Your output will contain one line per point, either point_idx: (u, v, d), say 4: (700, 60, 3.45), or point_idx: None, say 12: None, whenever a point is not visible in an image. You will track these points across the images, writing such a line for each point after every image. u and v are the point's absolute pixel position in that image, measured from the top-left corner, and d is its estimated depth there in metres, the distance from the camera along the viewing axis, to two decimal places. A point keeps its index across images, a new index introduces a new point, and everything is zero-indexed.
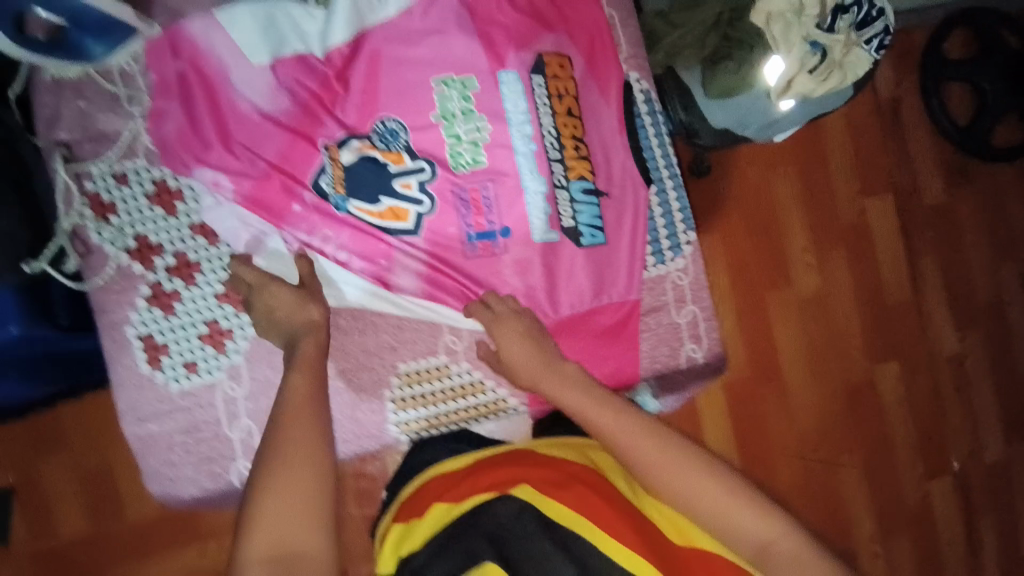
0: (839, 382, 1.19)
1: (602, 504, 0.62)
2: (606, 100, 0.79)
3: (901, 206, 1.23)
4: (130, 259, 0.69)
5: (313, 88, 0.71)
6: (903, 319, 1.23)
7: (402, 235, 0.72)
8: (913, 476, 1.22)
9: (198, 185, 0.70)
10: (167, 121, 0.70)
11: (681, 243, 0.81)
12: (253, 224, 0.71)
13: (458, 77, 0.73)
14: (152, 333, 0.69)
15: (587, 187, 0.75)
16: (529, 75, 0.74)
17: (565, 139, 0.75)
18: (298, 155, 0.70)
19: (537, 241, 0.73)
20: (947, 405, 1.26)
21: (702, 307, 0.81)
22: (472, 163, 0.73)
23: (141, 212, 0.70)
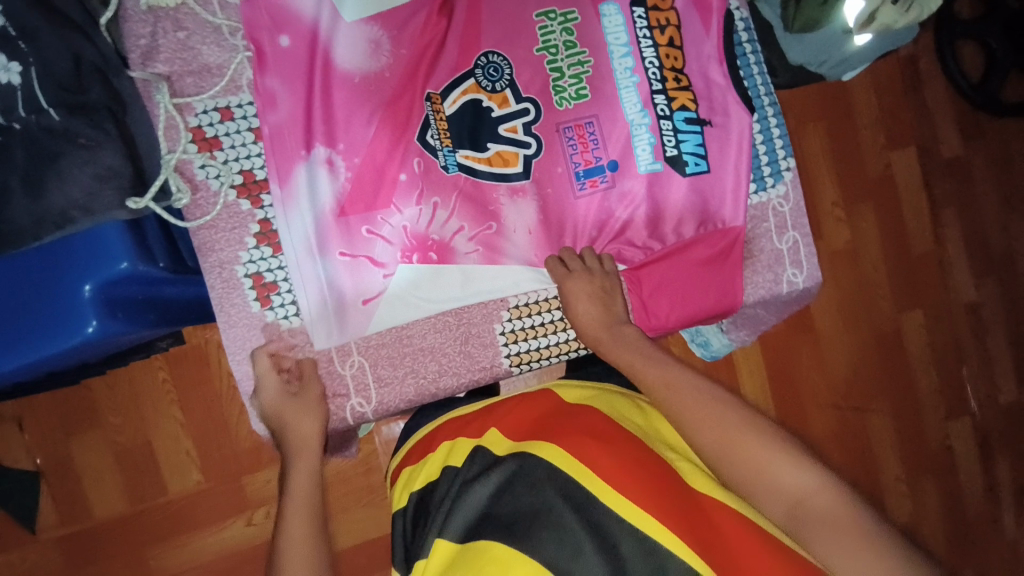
0: (867, 327, 1.48)
1: (593, 445, 0.61)
2: (706, 30, 0.77)
3: (922, 163, 1.50)
4: (237, 195, 0.69)
5: (418, 31, 0.71)
6: (925, 267, 1.52)
7: (513, 179, 0.72)
8: (932, 402, 1.54)
9: (307, 162, 0.69)
10: (269, 95, 0.68)
11: (782, 170, 0.80)
12: (363, 199, 0.70)
13: (559, 11, 0.74)
14: (261, 271, 0.69)
15: (689, 117, 0.76)
16: (630, 7, 0.75)
17: (666, 71, 0.76)
18: (403, 112, 0.70)
19: (642, 172, 0.75)
20: (962, 339, 1.56)
21: (803, 234, 0.80)
22: (577, 97, 0.74)
23: (244, 148, 0.70)
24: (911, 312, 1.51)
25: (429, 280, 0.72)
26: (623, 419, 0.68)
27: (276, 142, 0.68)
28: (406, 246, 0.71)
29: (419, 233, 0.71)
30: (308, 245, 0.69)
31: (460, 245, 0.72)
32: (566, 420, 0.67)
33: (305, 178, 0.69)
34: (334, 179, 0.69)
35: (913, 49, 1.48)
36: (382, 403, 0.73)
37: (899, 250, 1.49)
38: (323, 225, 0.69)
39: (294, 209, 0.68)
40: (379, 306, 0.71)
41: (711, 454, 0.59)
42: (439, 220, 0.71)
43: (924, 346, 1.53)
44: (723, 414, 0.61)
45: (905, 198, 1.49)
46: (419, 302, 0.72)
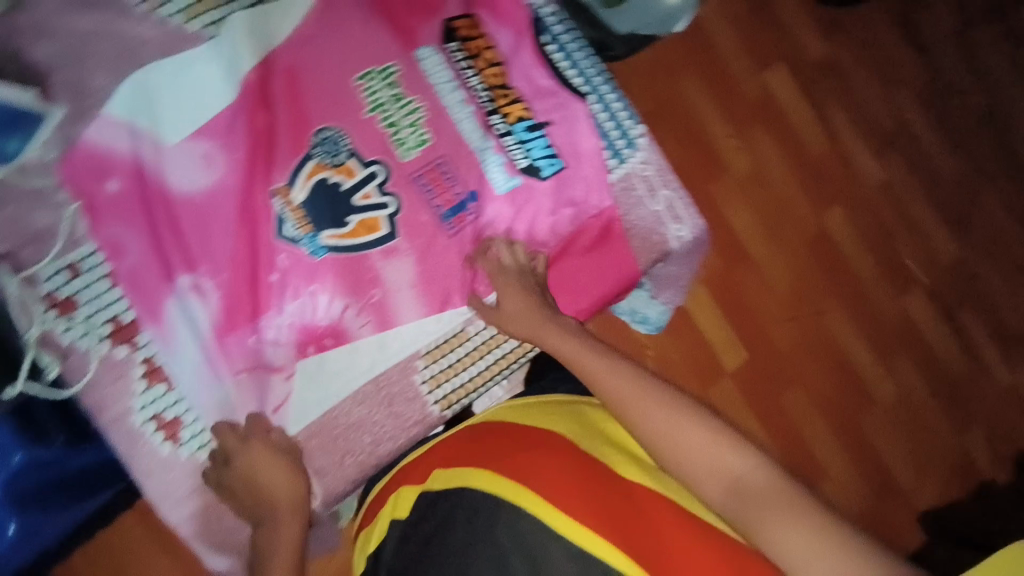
0: (796, 237, 1.51)
1: (530, 461, 0.62)
2: (520, 41, 0.80)
3: (793, 68, 1.55)
4: (110, 345, 0.67)
5: (245, 130, 0.70)
6: (829, 165, 1.56)
7: (380, 244, 0.72)
8: (885, 291, 1.55)
9: (178, 294, 0.68)
10: (120, 245, 0.67)
11: (635, 138, 0.82)
12: (245, 311, 0.69)
13: (378, 67, 0.74)
14: (161, 411, 0.68)
15: (529, 125, 0.77)
16: (443, 44, 0.77)
17: (495, 90, 0.77)
18: (254, 214, 0.69)
19: (502, 192, 0.76)
20: (887, 219, 1.59)
21: (674, 190, 0.83)
22: (420, 143, 0.74)
23: (105, 298, 0.67)
24: (830, 209, 1.55)
25: (338, 363, 0.71)
26: (565, 421, 0.68)
27: (136, 286, 0.67)
28: (298, 342, 0.70)
29: (308, 324, 0.70)
30: (203, 371, 0.68)
31: (352, 322, 0.72)
32: (508, 445, 0.65)
33: (183, 309, 0.68)
34: (208, 302, 0.68)
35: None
36: (329, 492, 0.73)
37: (800, 158, 1.54)
38: (211, 348, 0.68)
39: (177, 343, 0.68)
40: (289, 410, 0.70)
41: (653, 438, 0.62)
42: (323, 304, 0.71)
43: (855, 236, 1.56)
44: (665, 398, 0.64)
45: (789, 108, 1.54)
46: (333, 390, 0.72)
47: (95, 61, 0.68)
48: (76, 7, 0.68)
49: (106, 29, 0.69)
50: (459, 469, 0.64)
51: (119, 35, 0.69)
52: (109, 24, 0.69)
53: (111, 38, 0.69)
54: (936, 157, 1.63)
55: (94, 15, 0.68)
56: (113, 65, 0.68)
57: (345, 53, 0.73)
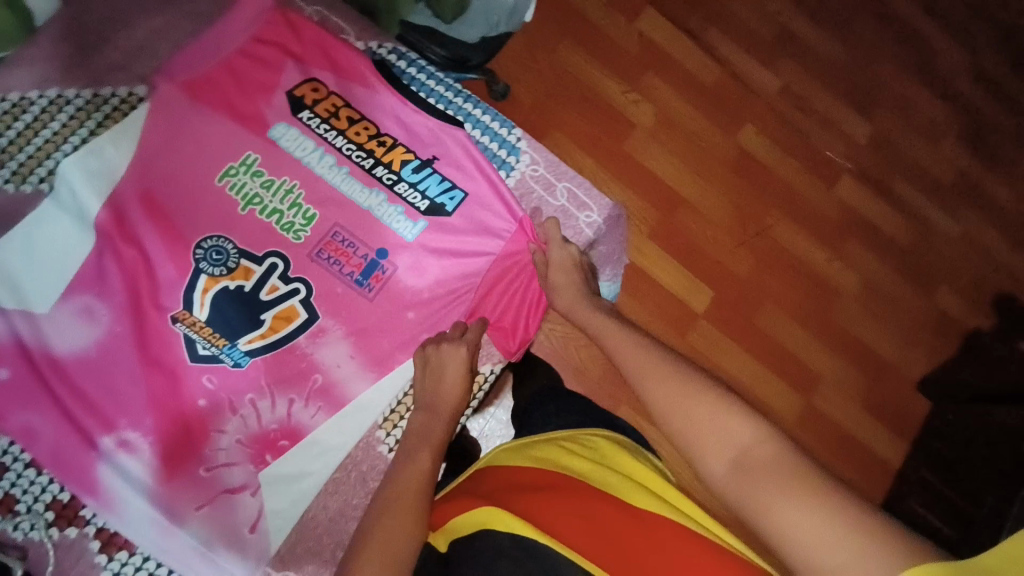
0: (714, 159, 1.25)
1: (554, 503, 0.52)
2: (371, 85, 0.76)
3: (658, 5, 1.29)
4: (60, 528, 0.65)
5: (118, 271, 0.68)
6: (728, 92, 1.28)
7: (303, 331, 0.70)
8: (819, 190, 1.28)
9: (107, 455, 0.66)
10: (30, 431, 0.65)
11: (516, 143, 0.81)
12: (182, 445, 0.67)
13: (238, 161, 0.72)
14: (135, 573, 0.66)
15: (414, 165, 0.75)
16: (295, 116, 0.74)
17: (366, 142, 0.75)
18: (161, 350, 0.68)
19: (411, 239, 0.74)
20: (805, 125, 1.31)
21: (570, 179, 0.82)
22: (308, 220, 0.72)
23: (35, 484, 0.65)
24: (742, 130, 1.28)
25: (297, 465, 0.69)
26: (578, 455, 0.60)
27: (61, 466, 0.65)
28: (253, 454, 0.68)
29: (256, 433, 0.69)
30: (159, 523, 0.66)
31: (302, 416, 0.70)
32: (533, 484, 0.56)
33: (118, 468, 0.66)
34: (139, 455, 0.67)
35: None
36: None
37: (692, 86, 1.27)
38: (156, 501, 0.66)
39: (122, 505, 0.65)
40: (268, 523, 0.68)
41: (654, 411, 0.51)
42: (267, 409, 0.69)
43: (812, 125, 1.31)
44: (674, 367, 0.53)
45: (668, 48, 1.27)
46: (307, 486, 0.69)
47: None
48: None
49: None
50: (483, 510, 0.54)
51: None
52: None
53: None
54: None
55: None
56: None
57: (199, 156, 0.71)
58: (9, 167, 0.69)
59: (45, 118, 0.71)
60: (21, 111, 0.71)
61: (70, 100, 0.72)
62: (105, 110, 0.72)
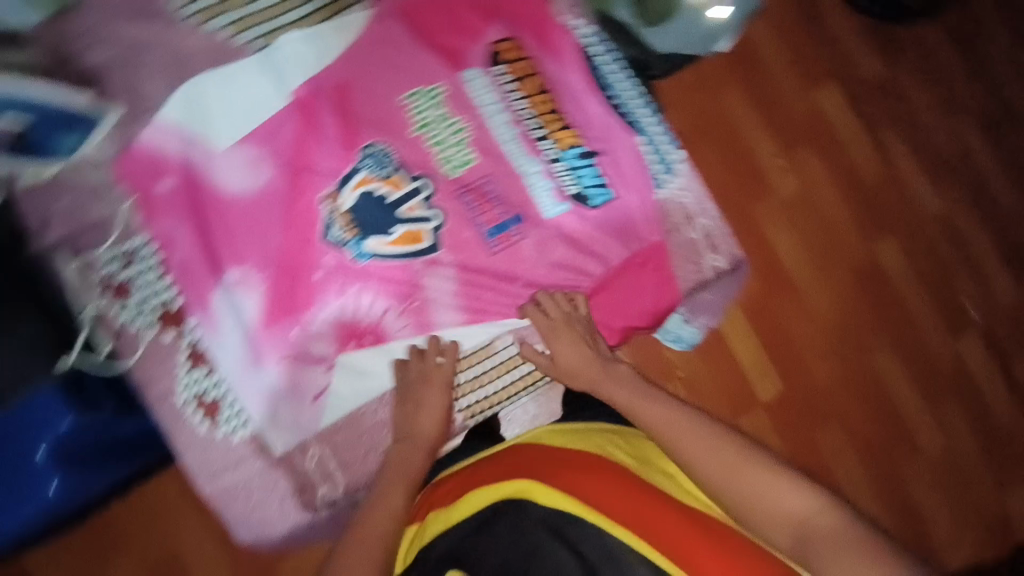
0: (854, 262, 1.49)
1: (590, 480, 0.66)
2: (566, 65, 0.81)
3: (849, 86, 1.54)
4: (158, 330, 0.73)
5: (292, 135, 0.74)
6: (884, 190, 1.54)
7: (424, 255, 0.76)
8: (924, 303, 1.52)
9: (226, 287, 0.72)
10: (174, 242, 0.73)
11: (674, 162, 0.83)
12: (288, 304, 0.73)
13: (426, 88, 0.78)
14: (202, 393, 0.72)
15: (580, 152, 0.79)
16: (489, 67, 0.80)
17: (544, 115, 0.80)
18: (303, 211, 0.73)
19: (549, 217, 0.78)
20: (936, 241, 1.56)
21: (710, 218, 0.83)
22: (464, 162, 0.77)
23: (153, 285, 0.73)
24: (881, 241, 1.51)
25: (369, 363, 0.76)
26: (623, 453, 0.71)
27: (188, 278, 0.73)
28: (338, 337, 0.74)
29: (348, 321, 0.74)
30: (245, 359, 0.72)
31: (392, 324, 0.76)
32: (565, 464, 0.69)
33: (231, 301, 0.72)
34: (252, 292, 0.72)
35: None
36: (351, 483, 0.75)
37: (851, 181, 1.51)
38: (256, 339, 0.72)
39: (224, 330, 0.72)
40: (329, 399, 0.74)
41: (712, 489, 0.63)
42: (367, 304, 0.75)
43: (945, 242, 1.57)
44: (719, 444, 0.64)
45: (841, 128, 1.53)
46: (371, 386, 0.76)
47: (144, 69, 0.72)
48: (126, 17, 0.73)
49: (152, 42, 0.73)
50: (523, 480, 0.68)
51: (166, 47, 0.73)
52: (156, 37, 0.73)
53: (158, 49, 0.73)
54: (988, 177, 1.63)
55: (144, 23, 0.73)
56: (166, 71, 0.72)
57: (394, 66, 0.77)
58: (228, 17, 0.75)
59: None
60: None
61: None
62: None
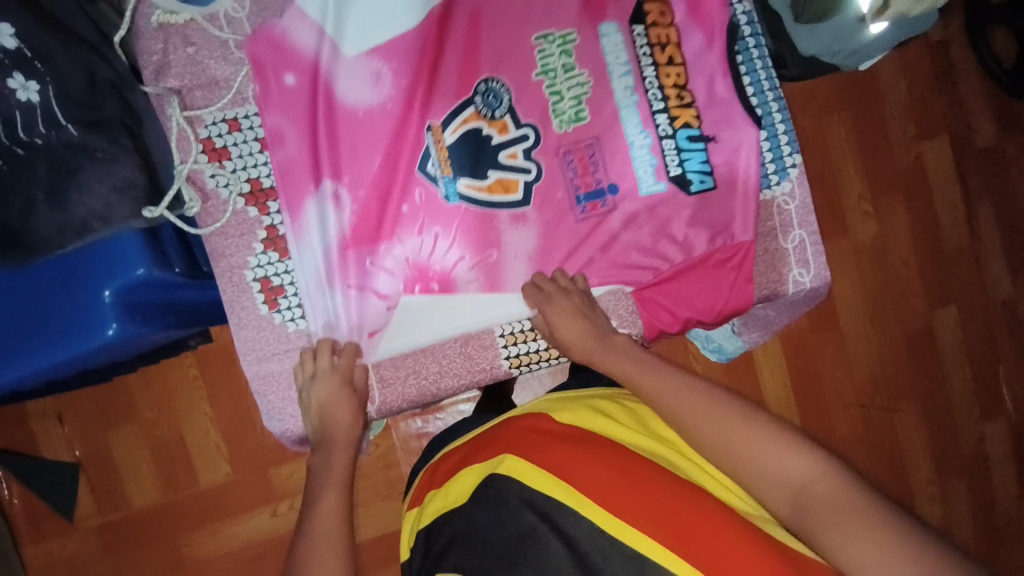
0: (900, 330, 1.53)
1: (571, 457, 0.66)
2: (708, 45, 0.78)
3: (957, 150, 1.55)
4: (245, 203, 0.72)
5: (420, 60, 0.73)
6: (961, 261, 1.56)
7: (511, 206, 0.76)
8: (963, 375, 1.57)
9: (320, 199, 0.72)
10: (281, 138, 0.72)
11: (788, 167, 0.79)
12: (373, 234, 0.74)
13: (559, 33, 0.76)
14: (269, 276, 0.73)
15: (691, 135, 0.77)
16: (630, 27, 0.77)
17: (669, 89, 0.77)
18: (407, 146, 0.74)
19: (643, 194, 0.77)
20: (996, 322, 1.60)
21: (809, 233, 0.80)
22: (576, 119, 0.77)
23: (251, 157, 0.73)
24: (944, 309, 1.56)
25: (431, 305, 0.75)
26: (616, 429, 0.72)
27: (286, 178, 0.72)
28: (407, 278, 0.75)
29: (421, 263, 0.75)
30: (318, 273, 0.73)
31: (461, 275, 0.76)
32: (553, 439, 0.69)
33: (320, 213, 0.72)
34: (341, 213, 0.73)
35: (944, 33, 1.54)
36: (384, 404, 0.76)
37: (932, 245, 1.55)
38: (332, 257, 0.73)
39: (304, 242, 0.72)
40: (384, 339, 0.75)
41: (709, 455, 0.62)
42: (442, 250, 0.75)
43: (1005, 329, 1.60)
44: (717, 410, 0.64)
45: (936, 185, 1.54)
46: (427, 330, 0.76)
47: None
48: None
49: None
50: (512, 456, 0.68)
51: None
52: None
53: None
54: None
55: None
56: None
57: (537, 1, 0.76)
58: None
59: None
60: None
61: None
62: None
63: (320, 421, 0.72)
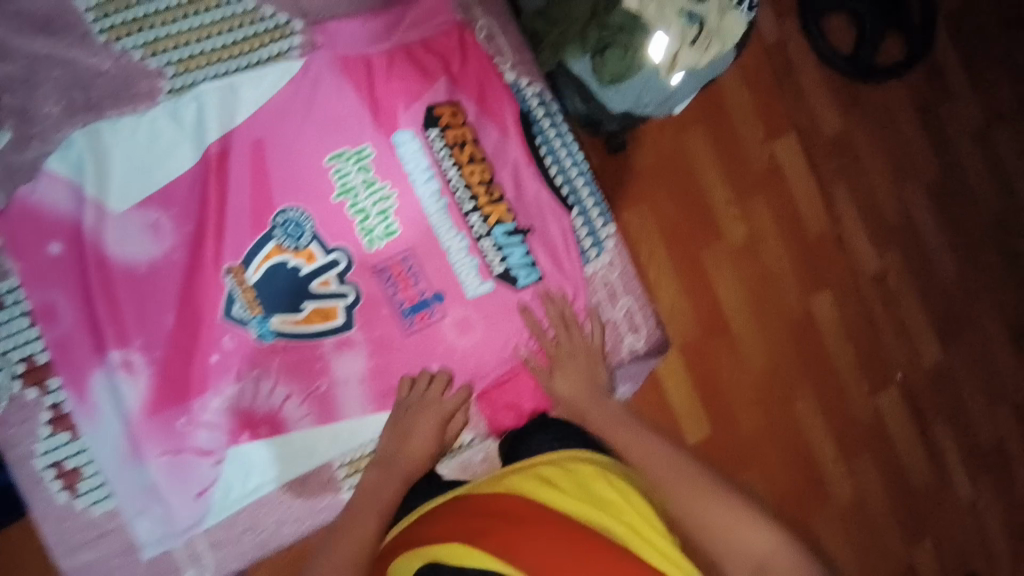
0: (784, 320, 1.58)
1: (529, 533, 0.60)
2: (507, 136, 0.78)
3: (803, 143, 1.61)
4: (22, 385, 0.67)
5: (200, 198, 0.70)
6: (826, 247, 1.64)
7: (335, 333, 0.73)
8: (847, 355, 1.64)
9: (106, 370, 0.68)
10: (57, 312, 0.67)
11: (604, 239, 0.82)
12: (177, 393, 0.69)
13: (352, 149, 0.74)
14: (62, 459, 0.69)
15: (508, 229, 0.77)
16: (425, 130, 0.75)
17: (476, 186, 0.76)
18: (200, 294, 0.70)
19: (471, 297, 0.77)
20: (867, 296, 1.68)
21: (634, 297, 0.84)
22: (387, 233, 0.75)
23: (22, 333, 0.67)
24: (818, 294, 1.62)
25: (260, 454, 0.72)
26: (568, 492, 0.66)
27: (65, 356, 0.67)
28: (230, 428, 0.71)
29: (245, 409, 0.71)
30: (125, 445, 0.69)
31: (291, 412, 0.72)
32: (504, 519, 0.63)
33: (110, 386, 0.68)
34: (136, 380, 0.68)
35: (779, 33, 1.59)
36: (220, 566, 0.74)
37: (798, 236, 1.60)
38: (134, 426, 0.69)
39: (99, 418, 0.68)
40: (216, 494, 0.72)
41: (690, 529, 0.68)
42: (265, 391, 0.72)
43: (877, 302, 1.70)
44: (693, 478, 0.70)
45: (793, 182, 1.60)
46: (259, 483, 0.73)
47: (45, 88, 0.68)
48: (32, 28, 0.67)
49: (60, 58, 0.68)
50: (453, 547, 0.61)
51: (72, 67, 0.68)
52: (63, 53, 0.68)
53: (60, 67, 0.68)
54: (917, 227, 1.75)
55: (48, 40, 0.67)
56: (63, 93, 0.68)
57: (322, 114, 0.73)
58: (148, 36, 0.70)
59: (197, 6, 0.71)
60: None
61: None
62: (253, 28, 0.72)
63: (395, 445, 0.75)
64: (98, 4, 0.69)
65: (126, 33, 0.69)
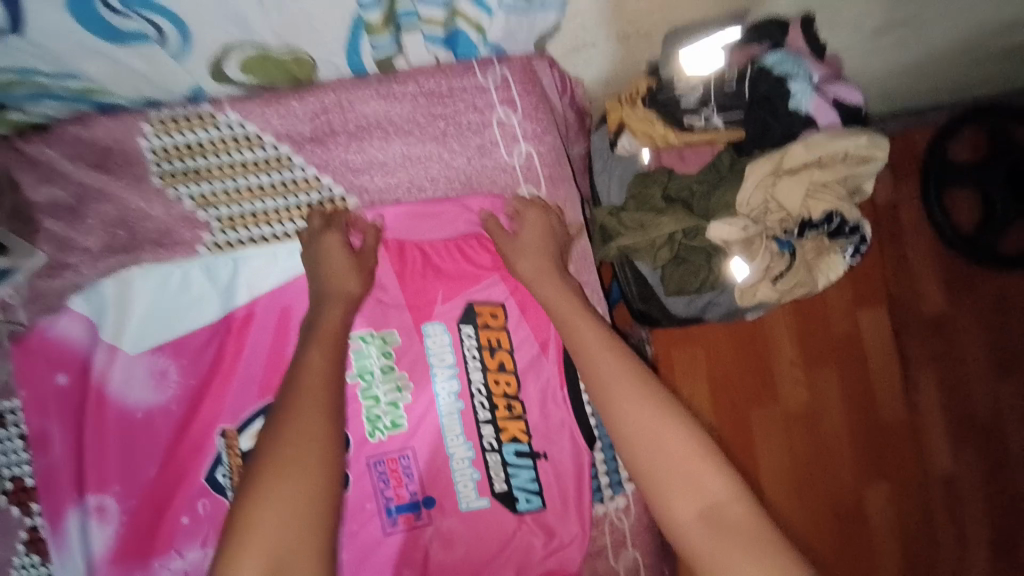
0: (828, 507, 1.26)
1: None
2: (545, 353, 0.73)
3: (894, 319, 1.30)
4: (6, 502, 0.66)
5: (212, 357, 0.68)
6: (899, 442, 1.29)
7: None
8: None
9: (80, 512, 0.66)
10: (50, 445, 0.67)
11: (624, 480, 0.76)
12: (143, 546, 0.67)
13: (378, 332, 0.71)
14: None
15: (519, 449, 0.72)
16: (459, 326, 0.71)
17: (497, 397, 0.72)
18: (189, 454, 0.68)
19: (463, 510, 0.71)
20: (934, 528, 1.30)
21: (643, 552, 0.77)
22: (392, 425, 0.71)
23: (16, 452, 0.66)
24: (875, 485, 1.28)
25: None
26: None
27: (47, 489, 0.66)
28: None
29: None
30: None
31: None
32: None
33: (79, 528, 0.66)
34: (106, 527, 0.67)
35: (892, 197, 1.28)
36: None
37: (866, 417, 1.28)
38: (94, 574, 0.66)
39: (64, 559, 0.66)
40: None
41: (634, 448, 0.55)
42: None
43: (946, 537, 1.30)
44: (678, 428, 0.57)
45: (873, 364, 1.28)
46: None
47: (89, 221, 0.66)
48: (91, 163, 0.65)
49: (107, 194, 0.66)
50: None
51: (121, 205, 0.67)
52: (113, 190, 0.66)
53: (109, 203, 0.66)
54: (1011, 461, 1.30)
55: (102, 176, 0.66)
56: (107, 230, 0.67)
57: None
58: (203, 187, 0.67)
59: (258, 167, 0.68)
60: (248, 146, 0.67)
61: (294, 164, 0.68)
62: (307, 196, 0.69)
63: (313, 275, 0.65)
64: (161, 149, 0.66)
65: (184, 179, 0.67)
